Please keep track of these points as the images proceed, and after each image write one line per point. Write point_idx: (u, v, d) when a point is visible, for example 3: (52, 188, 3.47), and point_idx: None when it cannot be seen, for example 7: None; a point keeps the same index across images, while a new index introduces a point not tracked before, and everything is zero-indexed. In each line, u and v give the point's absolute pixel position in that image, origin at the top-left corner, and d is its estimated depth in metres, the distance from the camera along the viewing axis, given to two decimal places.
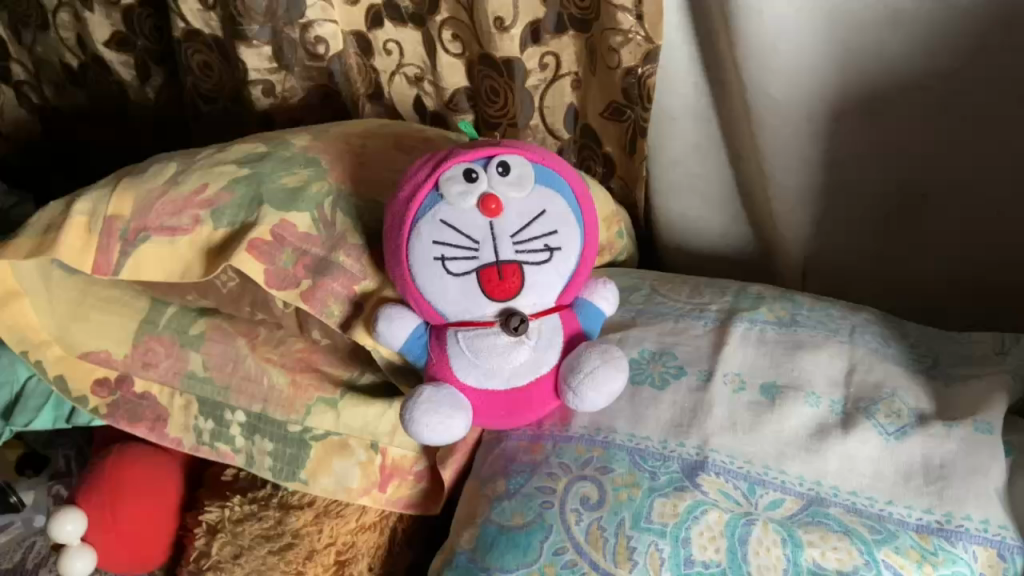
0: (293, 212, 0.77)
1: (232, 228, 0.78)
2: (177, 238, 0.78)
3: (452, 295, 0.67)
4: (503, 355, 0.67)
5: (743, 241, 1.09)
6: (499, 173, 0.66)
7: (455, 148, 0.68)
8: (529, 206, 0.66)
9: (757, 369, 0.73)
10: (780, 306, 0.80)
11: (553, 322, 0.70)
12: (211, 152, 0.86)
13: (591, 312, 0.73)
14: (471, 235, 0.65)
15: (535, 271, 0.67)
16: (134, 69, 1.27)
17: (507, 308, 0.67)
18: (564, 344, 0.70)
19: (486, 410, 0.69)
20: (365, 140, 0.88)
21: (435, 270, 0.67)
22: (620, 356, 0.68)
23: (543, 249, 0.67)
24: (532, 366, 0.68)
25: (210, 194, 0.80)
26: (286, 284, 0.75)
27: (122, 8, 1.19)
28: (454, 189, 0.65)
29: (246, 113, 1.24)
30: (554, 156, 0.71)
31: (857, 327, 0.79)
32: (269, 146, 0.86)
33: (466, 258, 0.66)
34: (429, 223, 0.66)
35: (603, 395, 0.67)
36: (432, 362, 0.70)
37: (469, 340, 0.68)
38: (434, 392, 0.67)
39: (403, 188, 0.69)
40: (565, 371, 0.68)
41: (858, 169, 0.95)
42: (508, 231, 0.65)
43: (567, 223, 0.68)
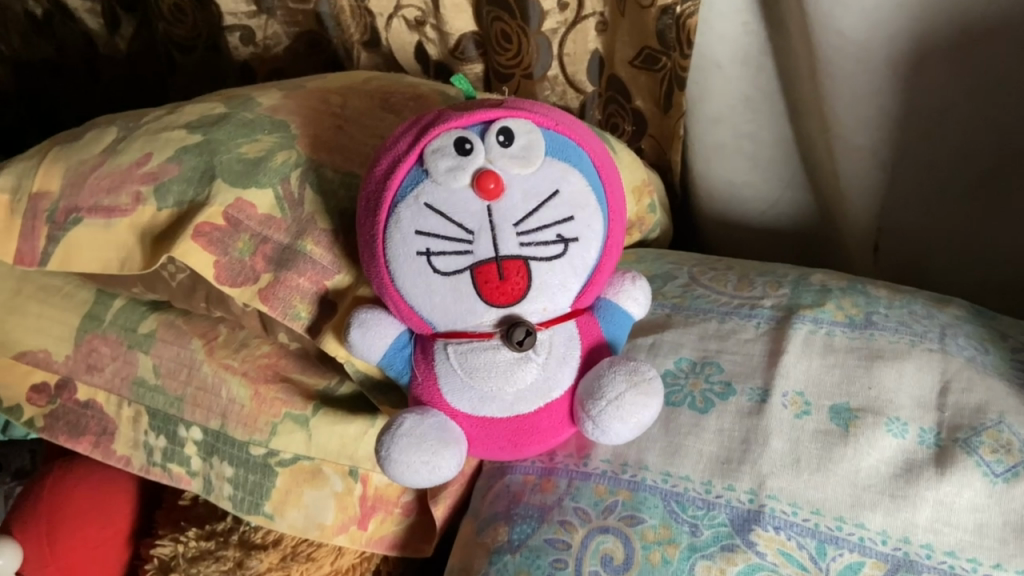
0: (251, 189, 0.64)
1: (178, 209, 0.64)
2: (114, 220, 0.65)
3: (440, 299, 0.53)
4: (505, 376, 0.53)
5: (797, 212, 0.93)
6: (500, 143, 0.51)
7: (444, 111, 0.53)
8: (538, 185, 0.52)
9: (825, 387, 0.58)
10: (851, 301, 0.65)
11: (568, 332, 0.55)
12: (160, 113, 0.72)
13: (618, 316, 0.58)
14: (464, 224, 0.51)
15: (545, 269, 0.52)
16: (100, 18, 1.15)
17: (508, 315, 0.53)
18: (583, 360, 0.56)
19: (485, 441, 0.56)
20: (345, 98, 0.74)
21: (418, 268, 0.52)
22: (652, 378, 0.53)
23: (554, 241, 0.52)
24: (543, 388, 0.54)
25: (154, 166, 0.66)
26: (241, 279, 0.62)
27: None
28: (441, 164, 0.51)
29: (226, 62, 1.10)
30: (572, 120, 0.56)
31: (949, 328, 0.63)
32: (230, 107, 0.72)
33: (456, 252, 0.51)
34: (411, 207, 0.52)
35: (630, 426, 0.53)
36: (418, 382, 0.56)
37: (462, 355, 0.54)
38: (418, 421, 0.53)
39: (379, 161, 0.54)
40: (581, 396, 0.53)
41: (946, 128, 0.78)
42: (512, 219, 0.51)
43: (587, 206, 0.53)
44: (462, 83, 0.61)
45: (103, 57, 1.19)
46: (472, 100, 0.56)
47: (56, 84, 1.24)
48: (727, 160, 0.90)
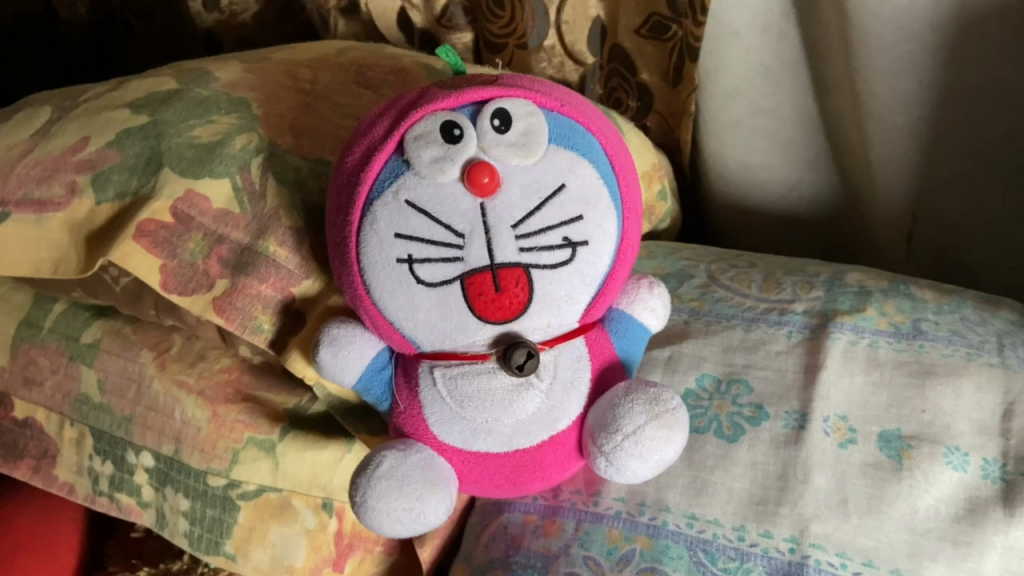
0: (203, 180, 0.55)
1: (120, 202, 0.55)
2: (46, 215, 0.56)
3: (425, 315, 0.44)
4: (504, 407, 0.45)
5: (818, 196, 0.85)
6: (495, 128, 0.42)
7: (428, 90, 0.44)
8: (541, 179, 0.43)
9: (871, 409, 0.50)
10: (895, 305, 0.57)
11: (576, 351, 0.47)
12: (101, 90, 0.62)
13: (633, 330, 0.50)
14: (452, 225, 0.42)
15: (549, 279, 0.44)
16: None
17: (506, 334, 0.45)
18: (593, 384, 0.47)
19: (480, 479, 0.48)
20: (316, 71, 0.65)
21: (398, 278, 0.44)
22: (677, 408, 0.45)
23: (560, 245, 0.43)
24: (547, 420, 0.46)
25: (92, 152, 0.57)
26: (192, 287, 0.54)
27: None
28: (425, 153, 0.42)
29: (187, 31, 1.00)
30: (580, 100, 0.47)
31: (1007, 335, 0.55)
32: (183, 82, 0.62)
33: (444, 259, 0.43)
34: (389, 205, 0.43)
35: (650, 463, 0.45)
36: (399, 412, 0.48)
37: (451, 382, 0.45)
38: (400, 460, 0.45)
39: (351, 148, 0.45)
40: (592, 426, 0.45)
41: (994, 103, 0.69)
42: (510, 219, 0.42)
43: (598, 203, 0.44)
44: (450, 55, 0.52)
45: (63, 20, 1.02)
46: (461, 78, 0.47)
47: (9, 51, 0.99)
48: (743, 139, 0.81)
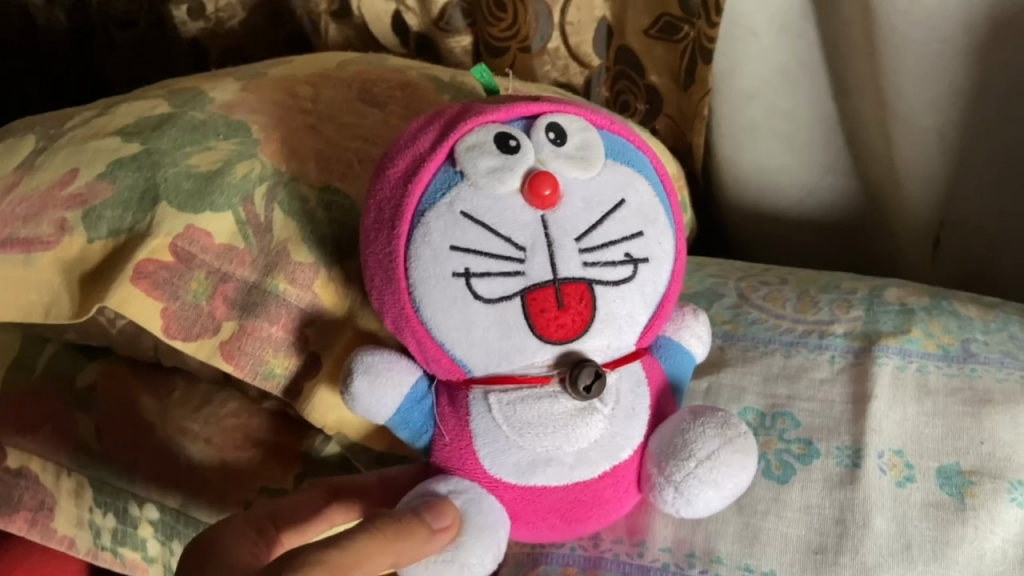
0: (204, 214, 0.52)
1: (115, 240, 0.51)
2: (34, 254, 0.52)
3: (480, 335, 0.41)
4: (566, 435, 0.42)
5: (838, 201, 0.82)
6: (551, 141, 0.41)
7: (472, 105, 0.44)
8: (600, 194, 0.42)
9: (927, 443, 0.48)
10: (940, 325, 0.54)
11: (635, 374, 0.44)
12: (89, 116, 0.58)
13: (681, 355, 0.48)
14: (513, 238, 0.40)
15: (613, 297, 0.41)
16: None
17: (563, 358, 0.42)
18: (652, 413, 0.45)
19: (533, 517, 0.44)
20: (318, 88, 0.61)
21: (454, 295, 0.41)
22: (746, 433, 0.44)
23: (623, 261, 0.42)
24: (610, 448, 0.43)
25: (81, 185, 0.53)
26: (197, 331, 0.50)
27: None
28: (481, 162, 0.40)
29: (171, 43, 0.95)
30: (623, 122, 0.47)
31: None
32: (177, 105, 0.58)
33: (503, 273, 0.40)
34: (443, 217, 0.41)
35: (723, 492, 0.43)
36: (444, 444, 0.44)
37: (508, 408, 0.42)
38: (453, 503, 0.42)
39: (390, 161, 0.43)
40: (658, 452, 0.43)
41: None
42: (573, 232, 0.40)
43: (656, 221, 0.43)
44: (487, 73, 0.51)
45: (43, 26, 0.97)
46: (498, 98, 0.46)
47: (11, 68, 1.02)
48: (759, 144, 0.78)
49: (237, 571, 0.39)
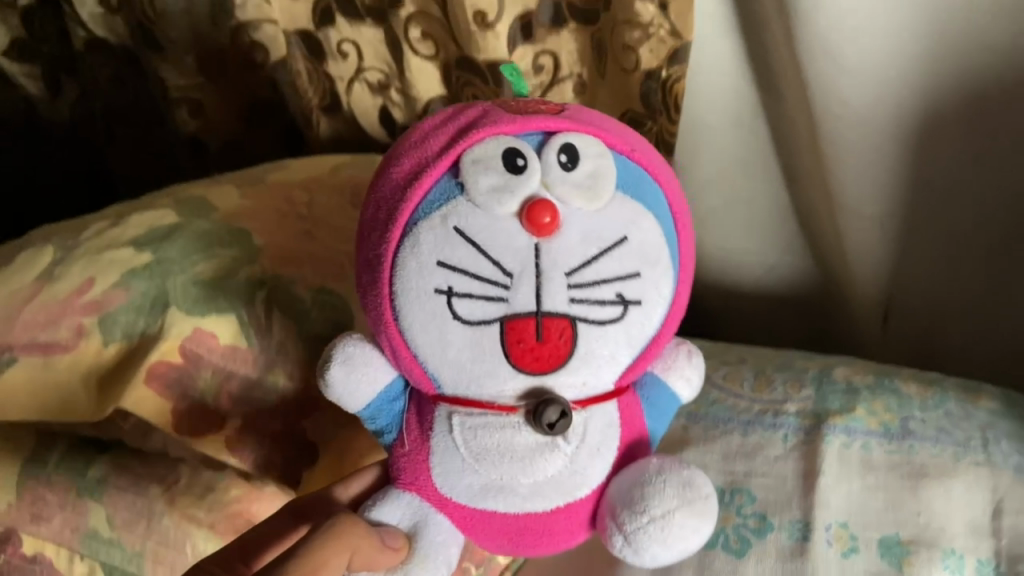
0: (210, 317, 0.57)
1: (129, 344, 0.57)
2: (53, 357, 0.57)
3: (456, 354, 0.42)
4: (522, 464, 0.43)
5: (796, 277, 0.87)
6: (562, 164, 0.41)
7: (496, 111, 0.43)
8: (601, 228, 0.41)
9: (870, 516, 0.53)
10: (882, 404, 0.60)
11: (607, 415, 0.45)
12: (102, 227, 0.63)
13: (663, 398, 0.48)
14: (502, 263, 0.41)
15: (596, 335, 0.42)
16: (42, 82, 1.00)
17: (534, 390, 0.43)
18: (618, 454, 0.45)
19: (481, 536, 0.46)
20: (312, 194, 0.67)
21: (432, 310, 0.42)
22: (709, 496, 0.43)
23: (612, 301, 0.42)
24: (567, 485, 0.44)
25: (97, 293, 0.58)
26: (205, 428, 0.56)
27: (20, 11, 0.95)
28: (483, 180, 0.41)
29: (172, 135, 1.01)
30: (646, 144, 0.46)
31: (989, 428, 0.58)
32: (182, 215, 0.64)
33: (486, 296, 0.41)
34: (435, 230, 0.41)
35: (671, 550, 0.43)
36: (403, 451, 0.46)
37: (470, 432, 0.43)
38: (393, 525, 0.45)
39: (398, 160, 0.43)
40: (614, 499, 0.44)
41: (958, 193, 0.74)
42: (565, 265, 0.41)
43: (656, 263, 0.43)
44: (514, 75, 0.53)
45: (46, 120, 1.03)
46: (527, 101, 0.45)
47: None
48: (721, 228, 0.84)
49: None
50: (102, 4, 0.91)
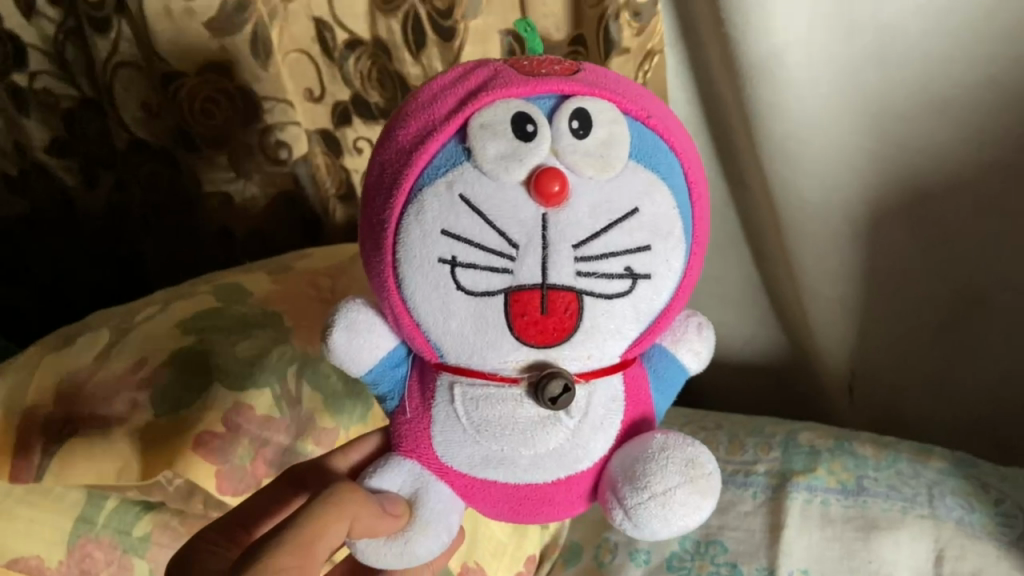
0: (249, 391, 0.67)
1: (177, 415, 0.65)
2: (112, 429, 0.64)
3: (458, 325, 0.42)
4: (523, 439, 0.43)
5: (771, 350, 0.96)
6: (573, 130, 0.40)
7: (507, 71, 0.42)
8: (611, 200, 0.40)
9: (828, 564, 0.60)
10: (840, 464, 0.67)
11: (611, 390, 0.44)
12: (151, 311, 0.72)
13: (672, 370, 0.47)
14: (508, 233, 0.40)
15: (602, 309, 0.41)
16: (80, 175, 1.11)
17: (537, 365, 0.42)
18: (623, 426, 0.45)
19: (483, 504, 0.46)
20: (335, 279, 0.77)
21: (434, 279, 0.41)
22: (712, 474, 0.43)
23: (621, 275, 0.41)
24: (568, 457, 0.44)
25: (151, 370, 0.67)
26: (243, 487, 0.64)
27: (62, 110, 1.05)
28: (491, 146, 0.40)
29: (202, 224, 1.12)
30: (661, 108, 0.44)
31: (936, 488, 0.66)
32: (223, 300, 0.73)
33: (491, 267, 0.40)
34: (440, 197, 0.40)
35: (671, 525, 0.43)
36: (404, 419, 0.46)
37: (471, 403, 0.43)
38: (394, 491, 0.45)
39: (405, 123, 0.42)
40: (616, 472, 0.43)
41: (909, 277, 0.83)
42: (572, 238, 0.40)
43: (668, 236, 0.42)
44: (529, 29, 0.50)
45: (83, 208, 1.14)
46: (539, 60, 0.45)
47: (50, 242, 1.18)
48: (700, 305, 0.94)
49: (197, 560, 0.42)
50: (143, 109, 1.01)
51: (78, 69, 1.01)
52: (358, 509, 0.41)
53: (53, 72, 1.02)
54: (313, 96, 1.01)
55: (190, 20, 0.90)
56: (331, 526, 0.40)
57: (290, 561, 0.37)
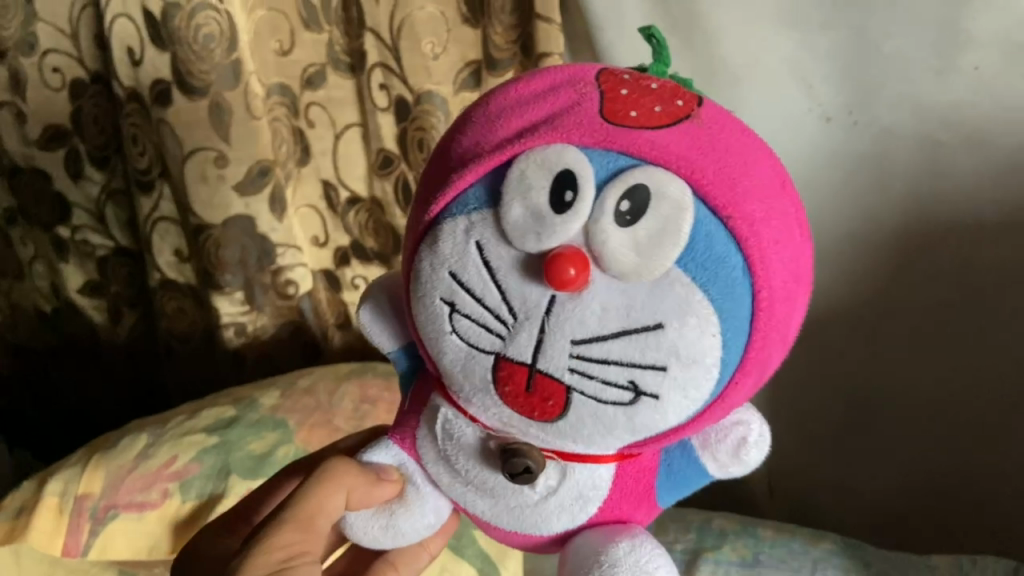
0: (259, 479, 0.82)
1: (200, 501, 0.80)
2: (146, 512, 0.79)
3: (455, 367, 0.42)
4: (486, 489, 0.47)
5: None
6: (621, 212, 0.37)
7: (589, 111, 0.39)
8: (634, 306, 0.37)
9: None
10: (742, 542, 0.83)
11: (597, 472, 0.45)
12: (181, 419, 0.88)
13: (686, 471, 0.46)
14: (510, 301, 0.39)
15: (590, 409, 0.40)
16: (106, 312, 1.31)
17: (515, 438, 0.45)
18: (598, 512, 0.46)
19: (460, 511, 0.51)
20: (332, 392, 0.92)
21: (434, 313, 0.42)
22: None
23: (622, 385, 0.39)
24: (526, 520, 0.46)
25: (180, 465, 0.82)
26: None
27: (97, 258, 1.25)
28: (516, 204, 0.38)
29: (219, 349, 1.28)
30: (770, 206, 0.39)
31: (819, 562, 0.80)
32: (238, 409, 0.89)
33: (486, 327, 0.40)
34: (459, 235, 0.40)
35: None
36: (403, 408, 0.52)
37: (446, 440, 0.47)
38: (386, 462, 0.51)
39: (470, 134, 0.42)
40: (575, 550, 0.45)
41: (804, 390, 1.01)
42: (571, 334, 0.38)
43: (694, 363, 0.38)
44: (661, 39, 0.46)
45: (108, 339, 1.33)
46: (651, 93, 0.40)
47: (77, 369, 1.38)
48: None
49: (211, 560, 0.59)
50: (176, 254, 1.20)
51: (118, 224, 1.22)
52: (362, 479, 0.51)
53: (92, 226, 1.22)
54: (319, 242, 1.22)
55: (222, 183, 1.07)
56: (327, 500, 0.53)
57: (293, 534, 0.54)
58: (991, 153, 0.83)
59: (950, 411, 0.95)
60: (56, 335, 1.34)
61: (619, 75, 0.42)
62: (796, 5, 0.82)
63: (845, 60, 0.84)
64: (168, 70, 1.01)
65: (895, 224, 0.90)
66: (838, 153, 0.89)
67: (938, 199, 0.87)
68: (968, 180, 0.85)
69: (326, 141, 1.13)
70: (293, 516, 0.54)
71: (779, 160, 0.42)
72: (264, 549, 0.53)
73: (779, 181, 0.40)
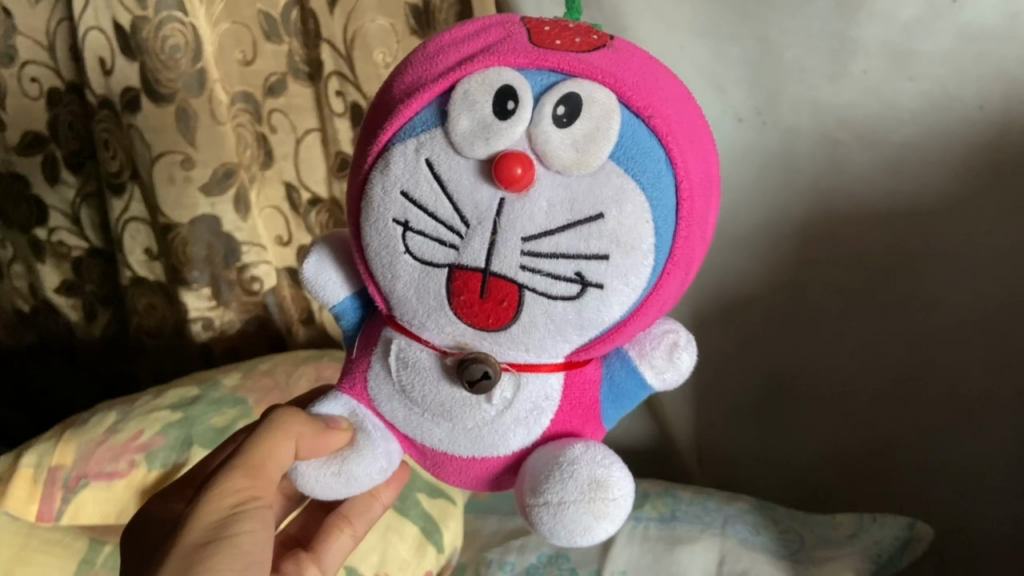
0: None
1: (165, 469, 0.87)
2: (114, 481, 0.86)
3: (410, 284, 0.48)
4: (444, 412, 0.51)
5: (644, 437, 1.22)
6: (558, 115, 0.43)
7: (520, 40, 0.46)
8: (576, 203, 0.44)
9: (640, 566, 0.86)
10: (661, 502, 0.94)
11: (550, 386, 0.50)
12: (148, 398, 0.96)
13: (626, 382, 0.53)
14: (461, 210, 0.45)
15: (542, 306, 0.46)
16: (81, 310, 1.37)
17: (471, 351, 0.49)
18: (551, 428, 0.51)
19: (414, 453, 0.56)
20: (291, 374, 1.00)
21: (389, 236, 0.47)
22: (612, 500, 0.47)
23: (569, 278, 0.45)
24: (485, 442, 0.51)
25: (146, 438, 0.90)
26: None
27: (72, 258, 1.31)
28: (462, 118, 0.44)
29: (189, 344, 1.35)
30: (682, 116, 0.46)
31: (730, 518, 0.90)
32: (200, 389, 0.97)
33: (438, 238, 0.46)
34: (410, 155, 0.46)
35: (569, 534, 0.48)
36: (352, 358, 0.56)
37: (402, 372, 0.52)
38: (337, 416, 0.54)
39: (410, 71, 0.48)
40: (531, 466, 0.50)
41: (726, 370, 1.13)
42: (522, 231, 0.44)
43: (633, 250, 0.45)
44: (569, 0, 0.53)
45: (84, 335, 1.40)
46: (568, 30, 0.48)
47: (52, 362, 1.44)
48: None
49: (153, 513, 0.62)
50: (147, 254, 1.27)
51: (91, 226, 1.29)
52: (311, 429, 0.54)
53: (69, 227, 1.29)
54: (283, 241, 1.29)
55: (190, 185, 1.15)
56: (280, 448, 0.58)
57: (244, 479, 0.59)
58: (883, 148, 0.91)
59: (848, 389, 1.08)
60: (34, 332, 1.40)
61: (534, 20, 0.49)
62: (707, 17, 0.91)
63: (751, 64, 0.92)
64: (137, 78, 1.08)
65: (800, 215, 0.99)
66: (752, 149, 0.98)
67: (837, 192, 0.96)
68: (866, 174, 0.93)
69: (288, 145, 1.21)
70: (246, 461, 0.59)
71: (683, 85, 0.49)
72: (217, 495, 0.57)
73: (680, 92, 0.48)
